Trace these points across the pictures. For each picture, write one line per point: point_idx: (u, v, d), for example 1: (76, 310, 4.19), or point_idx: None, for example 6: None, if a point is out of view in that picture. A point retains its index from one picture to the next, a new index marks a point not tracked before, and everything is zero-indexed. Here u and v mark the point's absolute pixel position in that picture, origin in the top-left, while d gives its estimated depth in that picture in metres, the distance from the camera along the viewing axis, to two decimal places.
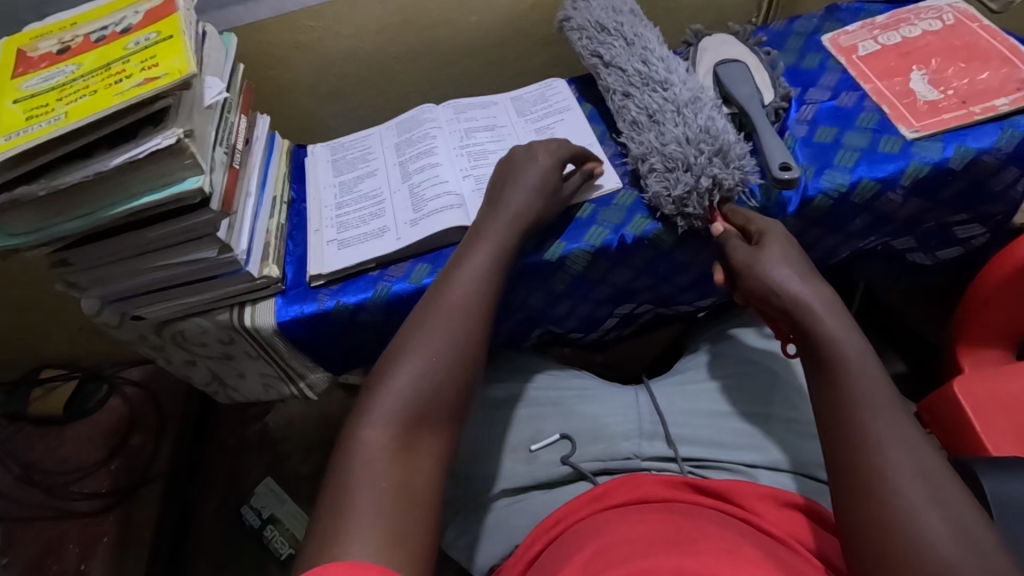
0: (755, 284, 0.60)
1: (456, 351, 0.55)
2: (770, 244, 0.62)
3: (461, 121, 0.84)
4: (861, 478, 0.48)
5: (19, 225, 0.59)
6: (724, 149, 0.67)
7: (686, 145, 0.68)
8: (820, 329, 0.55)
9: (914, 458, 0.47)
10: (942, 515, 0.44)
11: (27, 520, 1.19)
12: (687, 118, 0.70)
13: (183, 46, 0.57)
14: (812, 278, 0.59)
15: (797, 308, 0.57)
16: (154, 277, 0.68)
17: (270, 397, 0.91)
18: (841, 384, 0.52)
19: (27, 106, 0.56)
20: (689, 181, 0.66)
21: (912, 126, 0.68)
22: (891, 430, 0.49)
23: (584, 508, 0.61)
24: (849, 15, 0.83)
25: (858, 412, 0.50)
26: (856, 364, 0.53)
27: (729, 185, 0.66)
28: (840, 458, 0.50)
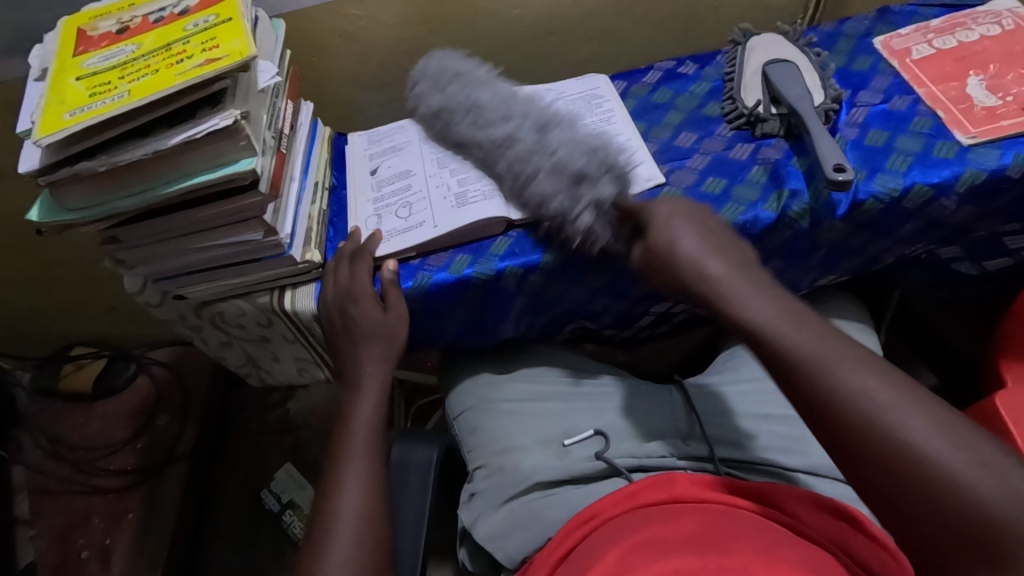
0: (682, 277, 0.56)
1: (367, 526, 0.58)
2: (658, 234, 0.59)
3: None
4: (854, 437, 0.44)
5: (76, 201, 0.60)
6: (581, 176, 0.67)
7: (555, 190, 0.67)
8: (742, 311, 0.52)
9: (889, 388, 0.44)
10: (945, 440, 0.42)
11: (56, 492, 1.22)
12: (539, 164, 0.69)
13: (242, 28, 0.58)
14: (713, 248, 0.57)
15: (710, 295, 0.54)
16: (198, 258, 0.69)
17: (303, 379, 0.94)
18: (785, 361, 0.48)
19: (90, 83, 0.57)
20: (577, 222, 0.66)
21: (969, 132, 0.67)
22: (855, 371, 0.45)
23: (618, 505, 0.60)
24: (902, 18, 0.82)
25: (815, 381, 0.46)
26: (785, 326, 0.49)
27: (611, 196, 0.66)
28: (833, 435, 0.45)
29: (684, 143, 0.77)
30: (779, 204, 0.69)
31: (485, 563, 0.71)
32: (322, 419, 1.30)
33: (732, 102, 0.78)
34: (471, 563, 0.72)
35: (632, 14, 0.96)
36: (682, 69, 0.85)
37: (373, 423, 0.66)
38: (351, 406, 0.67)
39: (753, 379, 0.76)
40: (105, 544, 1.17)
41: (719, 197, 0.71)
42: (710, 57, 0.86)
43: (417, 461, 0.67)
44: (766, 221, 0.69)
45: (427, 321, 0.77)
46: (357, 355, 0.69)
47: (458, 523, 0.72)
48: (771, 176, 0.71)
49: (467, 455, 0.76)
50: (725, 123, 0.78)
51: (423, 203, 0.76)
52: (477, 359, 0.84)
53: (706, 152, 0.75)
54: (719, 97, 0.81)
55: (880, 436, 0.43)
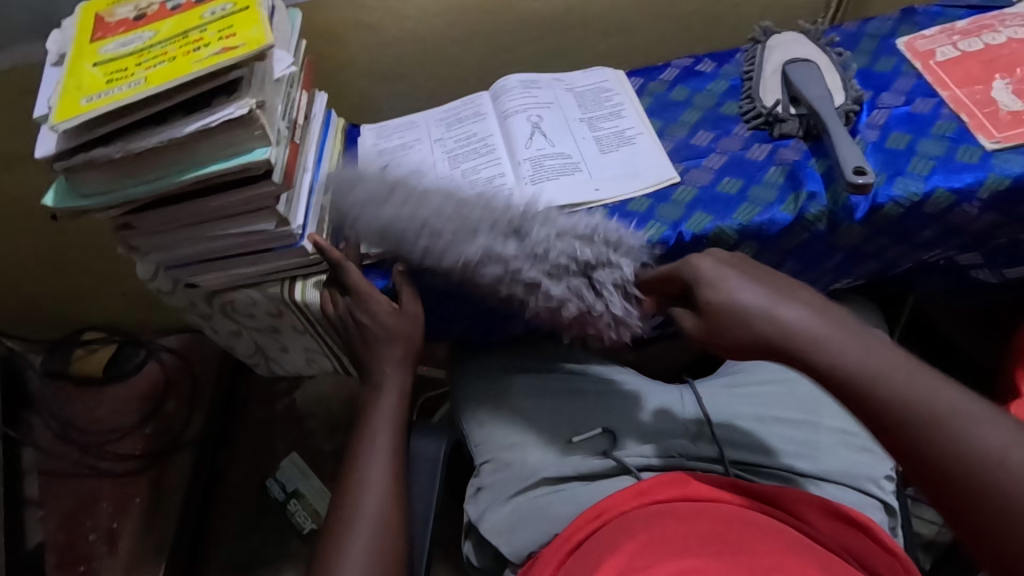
0: (755, 325, 0.54)
1: (380, 550, 0.59)
2: (714, 292, 0.56)
3: (512, 103, 0.80)
4: (956, 468, 0.45)
5: (90, 186, 0.60)
6: (593, 262, 0.64)
7: (569, 292, 0.62)
8: (839, 362, 0.51)
9: (988, 427, 0.45)
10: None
11: (64, 475, 1.23)
12: (533, 273, 0.63)
13: (259, 17, 0.58)
14: (782, 293, 0.55)
15: (792, 347, 0.52)
16: (211, 247, 0.69)
17: (311, 370, 0.94)
18: (889, 414, 0.48)
19: (107, 69, 0.57)
20: (605, 311, 0.63)
21: (993, 137, 0.66)
22: (961, 421, 0.46)
23: (629, 502, 0.59)
24: (927, 19, 0.80)
25: (927, 439, 0.46)
26: (886, 374, 0.49)
27: (633, 272, 0.64)
28: (957, 502, 0.44)
29: (701, 142, 0.76)
30: (796, 206, 0.68)
31: (490, 558, 0.71)
32: (328, 411, 1.30)
33: (751, 101, 0.77)
34: (475, 558, 0.72)
35: (650, 10, 0.95)
36: (700, 67, 0.84)
37: (397, 418, 0.68)
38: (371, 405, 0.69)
39: (762, 381, 0.76)
40: (112, 528, 1.18)
41: (735, 197, 0.70)
42: (729, 55, 0.85)
43: (427, 456, 0.67)
44: (782, 223, 0.68)
45: (438, 316, 0.76)
46: (375, 370, 0.70)
47: (463, 517, 0.73)
48: (789, 177, 0.70)
49: (474, 450, 0.76)
50: (743, 122, 0.77)
51: None
52: (485, 354, 0.83)
53: (723, 152, 0.74)
54: (737, 96, 0.80)
55: (999, 499, 0.43)
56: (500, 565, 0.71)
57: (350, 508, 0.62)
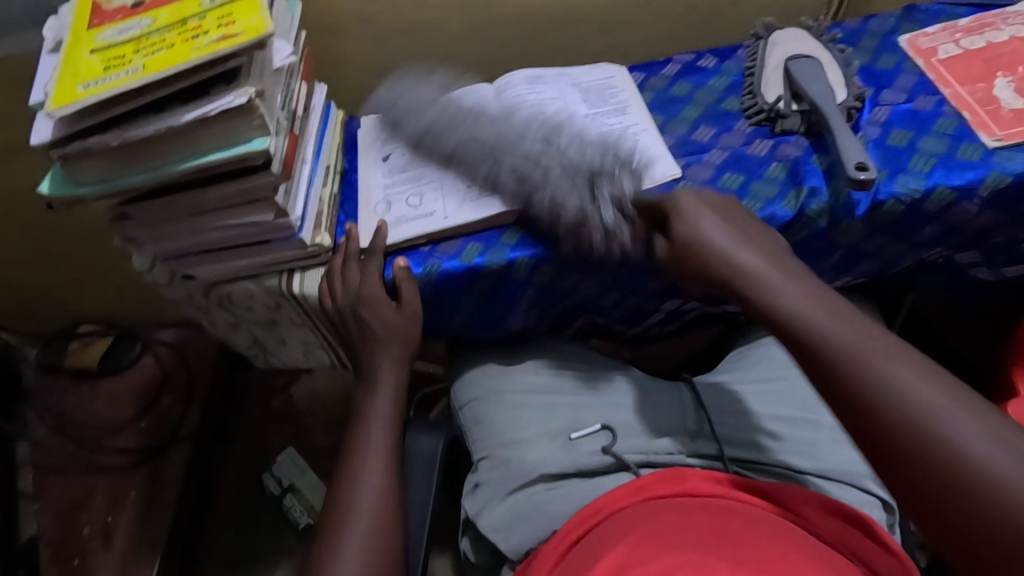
0: (710, 261, 0.59)
1: (377, 546, 0.59)
2: (681, 227, 0.61)
3: (518, 95, 0.79)
4: (879, 406, 0.46)
5: (87, 175, 0.60)
6: (597, 171, 0.67)
7: (572, 194, 0.66)
8: (798, 319, 0.53)
9: (923, 376, 0.46)
10: (992, 442, 0.43)
11: (58, 468, 1.22)
12: (546, 177, 0.67)
13: (259, 5, 0.57)
14: (743, 237, 0.60)
15: (758, 302, 0.56)
16: (208, 238, 0.68)
17: (309, 364, 0.94)
18: (825, 353, 0.50)
19: (105, 56, 0.57)
20: (598, 221, 0.65)
21: (995, 135, 0.66)
22: (902, 376, 0.47)
23: (626, 499, 0.59)
24: (929, 17, 0.80)
25: (863, 392, 0.47)
26: (837, 336, 0.51)
27: (632, 190, 0.67)
28: (881, 447, 0.46)
29: (702, 137, 0.76)
30: (796, 203, 0.67)
31: (487, 553, 0.71)
32: (325, 406, 1.30)
33: (752, 97, 0.76)
34: (473, 554, 0.71)
35: (652, 6, 0.95)
36: (702, 62, 0.84)
37: (392, 414, 0.68)
38: (370, 402, 0.69)
39: (761, 378, 0.75)
40: (107, 522, 1.18)
41: (736, 193, 0.70)
42: (731, 51, 0.84)
43: (423, 451, 0.67)
44: (783, 219, 0.68)
45: (437, 310, 0.76)
46: (374, 365, 0.71)
47: (461, 512, 0.73)
48: (790, 174, 0.70)
49: (472, 445, 0.76)
50: (744, 118, 0.76)
51: (435, 194, 0.74)
52: (484, 348, 0.83)
53: (724, 148, 0.74)
54: (738, 92, 0.80)
55: (923, 445, 0.44)
56: (497, 561, 0.71)
57: (346, 503, 0.62)
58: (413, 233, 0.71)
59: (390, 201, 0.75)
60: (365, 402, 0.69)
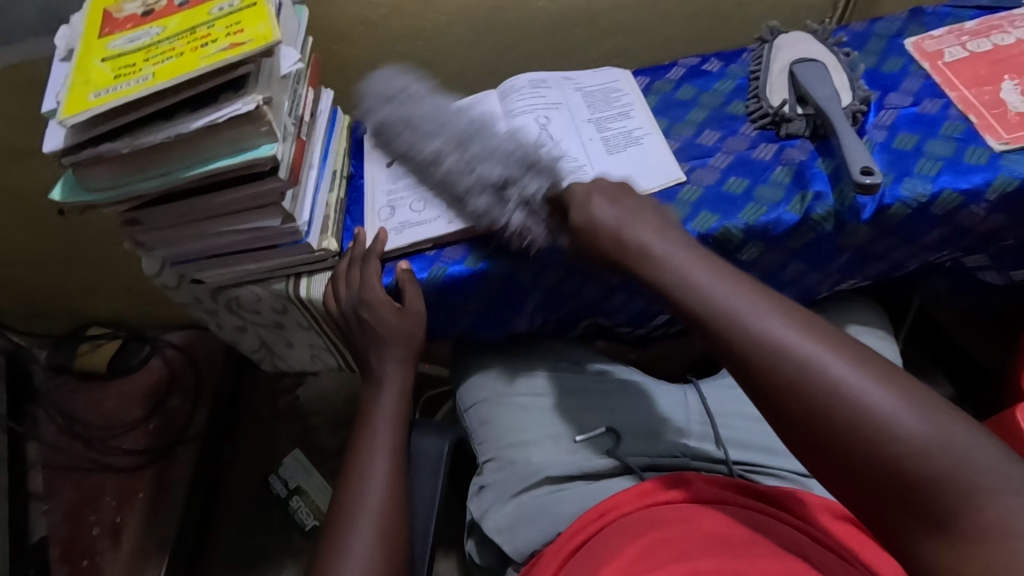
0: (607, 240, 0.59)
1: (384, 549, 0.59)
2: (579, 211, 0.61)
3: (519, 102, 0.80)
4: (763, 359, 0.47)
5: (98, 182, 0.60)
6: (506, 180, 0.66)
7: (484, 201, 0.66)
8: (689, 293, 0.53)
9: (800, 331, 0.47)
10: (874, 383, 0.43)
11: (68, 469, 1.24)
12: (466, 184, 0.68)
13: (267, 13, 0.58)
14: (632, 211, 0.60)
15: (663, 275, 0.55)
16: (217, 243, 0.69)
17: (315, 367, 0.95)
18: (706, 318, 0.51)
19: (115, 65, 0.57)
20: (508, 223, 0.66)
21: (1002, 138, 0.66)
22: (792, 339, 0.47)
23: (632, 502, 0.59)
24: (936, 20, 0.80)
25: (760, 359, 0.47)
26: (728, 301, 0.51)
27: (538, 191, 0.65)
28: (775, 401, 0.46)
29: (707, 141, 0.76)
30: (802, 206, 0.67)
31: (493, 556, 0.71)
32: (332, 407, 1.31)
33: (757, 101, 0.77)
34: (478, 555, 0.72)
35: (657, 9, 0.95)
36: (707, 66, 0.84)
37: (398, 416, 0.69)
38: (377, 403, 0.70)
39: None
40: (115, 522, 1.19)
41: (741, 197, 0.70)
42: (736, 55, 0.84)
43: (427, 452, 0.67)
44: (788, 223, 0.68)
45: (443, 313, 0.76)
46: (380, 367, 0.71)
47: (466, 514, 0.73)
48: (795, 178, 0.70)
49: (477, 447, 0.76)
50: (749, 122, 0.76)
51: (441, 199, 0.75)
52: (490, 352, 0.83)
53: (729, 152, 0.74)
54: (743, 96, 0.80)
55: (807, 394, 0.44)
56: (503, 563, 0.71)
57: (353, 505, 0.62)
58: (421, 236, 0.72)
59: (397, 206, 0.76)
60: (372, 403, 0.70)
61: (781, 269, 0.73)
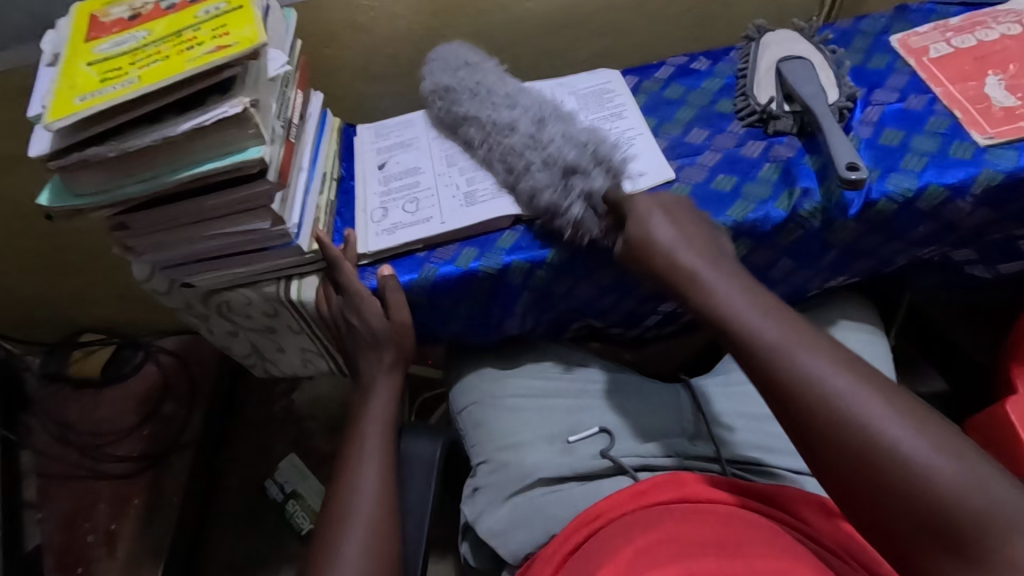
0: (659, 259, 0.59)
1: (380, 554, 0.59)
2: (636, 226, 0.61)
3: (510, 87, 0.76)
4: (802, 395, 0.47)
5: (85, 187, 0.60)
6: (574, 167, 0.67)
7: (554, 196, 0.67)
8: (739, 320, 0.53)
9: (842, 366, 0.48)
10: (910, 426, 0.44)
11: (62, 477, 1.23)
12: (537, 177, 0.68)
13: (252, 16, 0.58)
14: (684, 235, 0.60)
15: (675, 280, 0.58)
16: (207, 247, 0.69)
17: (308, 370, 0.94)
18: (754, 346, 0.51)
19: (101, 69, 0.57)
20: (569, 211, 0.66)
21: (986, 133, 0.67)
22: (834, 375, 0.47)
23: (625, 504, 0.59)
24: (920, 16, 0.80)
25: (801, 390, 0.48)
26: (742, 313, 0.54)
27: (603, 186, 0.66)
28: (809, 427, 0.47)
29: (696, 140, 0.76)
30: (790, 203, 0.68)
31: (487, 557, 0.71)
32: (327, 411, 1.30)
33: (745, 99, 0.77)
34: (472, 558, 0.72)
35: (645, 9, 0.96)
36: (695, 65, 0.84)
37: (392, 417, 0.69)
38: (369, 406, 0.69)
39: None
40: (110, 530, 1.18)
41: (730, 195, 0.70)
42: (724, 54, 0.85)
43: (420, 455, 0.67)
44: (776, 220, 0.68)
45: (434, 315, 0.76)
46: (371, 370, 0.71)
47: (460, 516, 0.73)
48: (783, 174, 0.70)
49: (471, 449, 0.76)
50: (737, 120, 0.77)
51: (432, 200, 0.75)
52: (483, 353, 0.83)
53: (718, 149, 0.75)
54: (731, 94, 0.80)
55: (847, 429, 0.45)
56: (497, 564, 0.71)
57: (346, 509, 0.62)
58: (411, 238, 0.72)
59: (387, 208, 0.76)
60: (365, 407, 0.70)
61: (771, 266, 0.73)
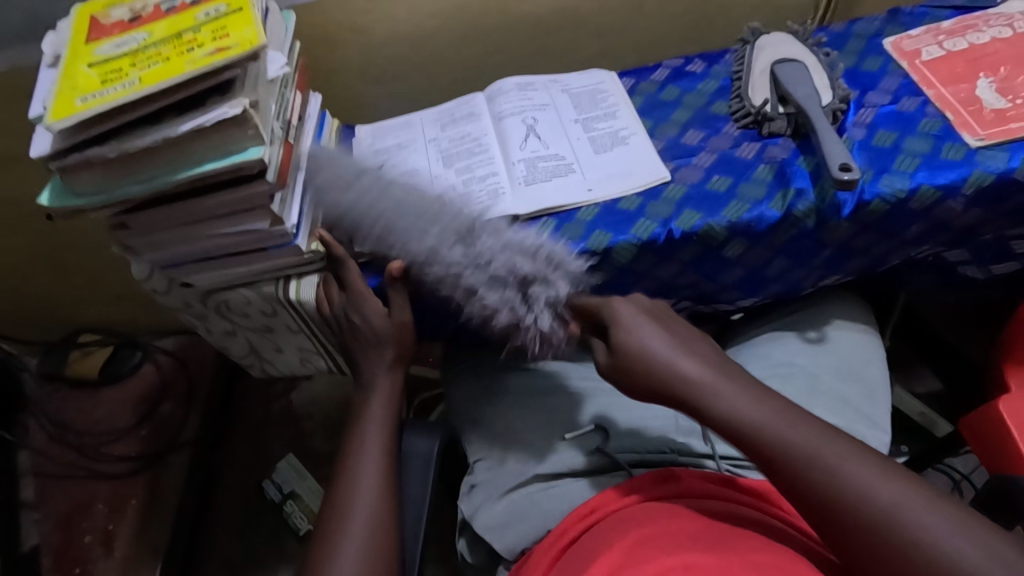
0: (659, 376, 0.56)
1: (377, 551, 0.59)
2: (624, 338, 0.58)
3: (506, 105, 0.81)
4: (854, 516, 0.47)
5: (85, 186, 0.61)
6: (530, 278, 0.64)
7: (503, 300, 0.63)
8: (767, 437, 0.52)
9: (884, 477, 0.48)
10: (970, 544, 0.44)
11: (60, 477, 1.23)
12: (473, 279, 0.64)
13: (252, 18, 0.58)
14: (682, 342, 0.58)
15: (687, 395, 0.55)
16: (206, 246, 0.69)
17: (306, 370, 0.95)
18: (785, 463, 0.51)
19: (101, 70, 0.58)
20: (534, 325, 0.64)
21: (977, 134, 0.67)
22: (882, 492, 0.47)
23: (620, 499, 0.60)
24: (913, 19, 0.81)
25: (846, 509, 0.48)
26: (760, 425, 0.52)
27: (566, 294, 0.65)
28: (866, 550, 0.47)
29: (691, 141, 0.77)
30: (783, 204, 0.68)
31: (483, 554, 0.72)
32: (325, 411, 1.31)
33: (740, 100, 0.78)
34: (470, 555, 0.72)
35: (641, 12, 0.96)
36: (690, 67, 0.85)
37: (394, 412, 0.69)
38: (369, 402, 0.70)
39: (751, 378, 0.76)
40: (108, 530, 1.18)
41: (724, 195, 0.71)
42: (719, 56, 0.86)
43: (418, 452, 0.68)
44: (770, 220, 0.69)
45: (431, 314, 0.77)
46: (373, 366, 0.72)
47: (457, 514, 0.73)
48: (777, 175, 0.71)
49: (468, 447, 0.77)
50: (732, 121, 0.78)
51: None
52: (480, 351, 0.84)
53: (713, 150, 0.75)
54: (727, 96, 0.81)
55: (902, 550, 0.45)
56: (494, 562, 0.71)
57: (344, 505, 0.62)
58: None
59: None
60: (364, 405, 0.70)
61: (765, 265, 0.74)
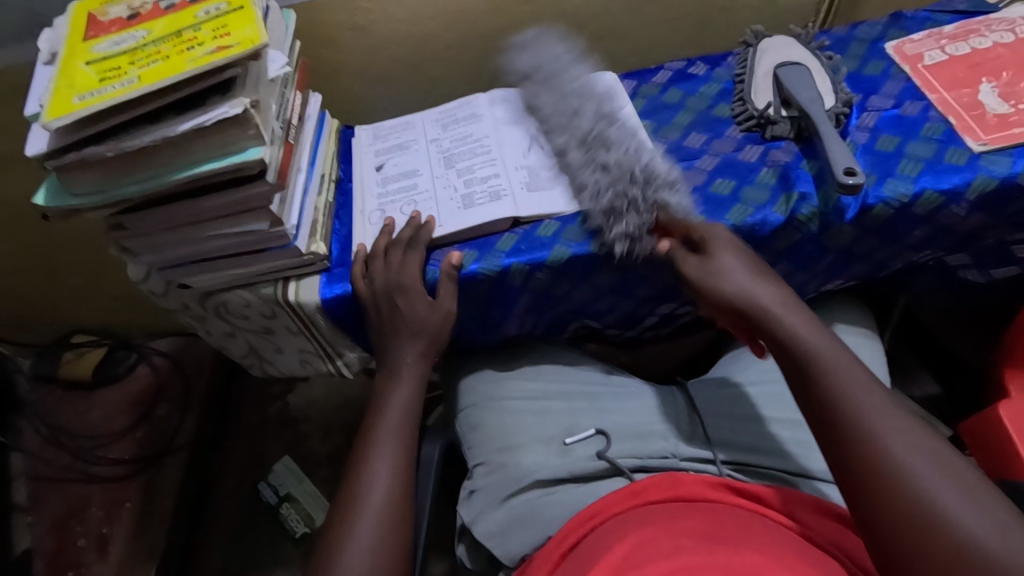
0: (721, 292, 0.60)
1: (375, 550, 0.58)
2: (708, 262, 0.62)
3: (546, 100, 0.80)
4: (874, 446, 0.49)
5: (82, 186, 0.60)
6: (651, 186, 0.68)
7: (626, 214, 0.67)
8: (826, 360, 0.54)
9: (919, 437, 0.49)
10: (983, 518, 0.44)
11: (53, 480, 1.21)
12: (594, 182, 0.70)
13: (253, 17, 0.58)
14: (760, 277, 0.61)
15: (753, 313, 0.58)
16: (204, 247, 0.68)
17: (305, 373, 0.93)
18: (833, 385, 0.53)
19: (100, 68, 0.57)
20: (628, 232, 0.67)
21: (980, 139, 0.67)
22: (911, 440, 0.48)
23: (622, 502, 0.59)
24: (915, 24, 0.81)
25: (873, 439, 0.49)
26: (825, 352, 0.55)
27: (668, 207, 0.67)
28: (871, 480, 0.47)
29: (694, 143, 0.77)
30: (787, 207, 0.68)
31: (484, 560, 0.71)
32: (322, 413, 1.30)
33: (743, 103, 0.77)
34: (469, 560, 0.71)
35: (642, 14, 0.96)
36: (693, 69, 0.85)
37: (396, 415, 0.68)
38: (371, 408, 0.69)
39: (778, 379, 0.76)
40: (102, 533, 1.17)
41: (727, 198, 0.70)
42: (722, 58, 0.86)
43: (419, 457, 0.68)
44: (774, 224, 0.68)
45: None
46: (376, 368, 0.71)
47: (457, 519, 0.72)
48: (780, 178, 0.71)
49: (468, 452, 0.76)
50: (735, 124, 0.77)
51: (429, 202, 0.75)
52: (480, 355, 0.83)
53: (716, 154, 0.75)
54: (729, 99, 0.81)
55: (909, 498, 0.46)
56: (494, 567, 0.70)
57: (344, 510, 0.61)
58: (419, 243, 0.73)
59: (386, 212, 0.76)
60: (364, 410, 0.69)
61: (768, 269, 0.74)
